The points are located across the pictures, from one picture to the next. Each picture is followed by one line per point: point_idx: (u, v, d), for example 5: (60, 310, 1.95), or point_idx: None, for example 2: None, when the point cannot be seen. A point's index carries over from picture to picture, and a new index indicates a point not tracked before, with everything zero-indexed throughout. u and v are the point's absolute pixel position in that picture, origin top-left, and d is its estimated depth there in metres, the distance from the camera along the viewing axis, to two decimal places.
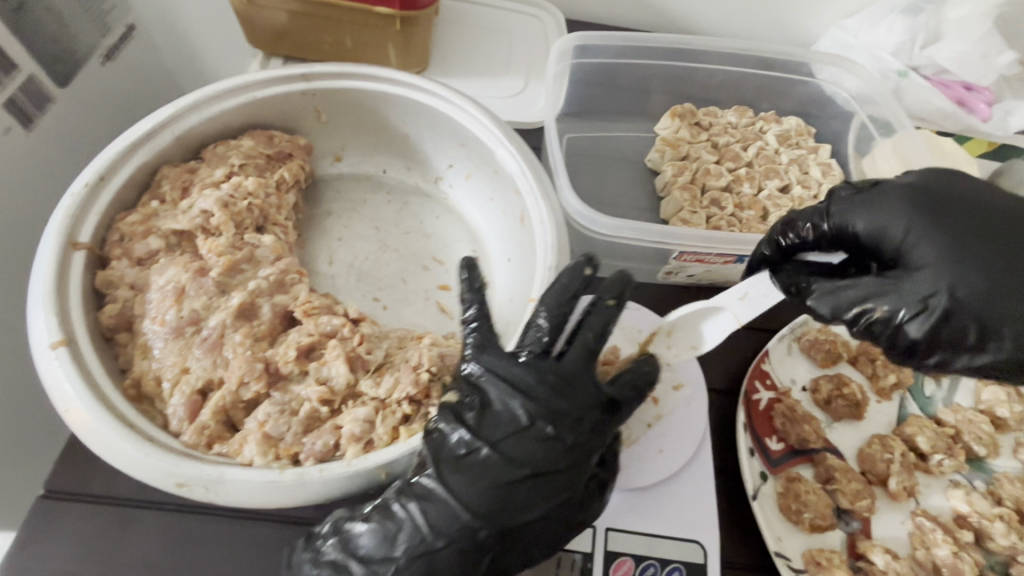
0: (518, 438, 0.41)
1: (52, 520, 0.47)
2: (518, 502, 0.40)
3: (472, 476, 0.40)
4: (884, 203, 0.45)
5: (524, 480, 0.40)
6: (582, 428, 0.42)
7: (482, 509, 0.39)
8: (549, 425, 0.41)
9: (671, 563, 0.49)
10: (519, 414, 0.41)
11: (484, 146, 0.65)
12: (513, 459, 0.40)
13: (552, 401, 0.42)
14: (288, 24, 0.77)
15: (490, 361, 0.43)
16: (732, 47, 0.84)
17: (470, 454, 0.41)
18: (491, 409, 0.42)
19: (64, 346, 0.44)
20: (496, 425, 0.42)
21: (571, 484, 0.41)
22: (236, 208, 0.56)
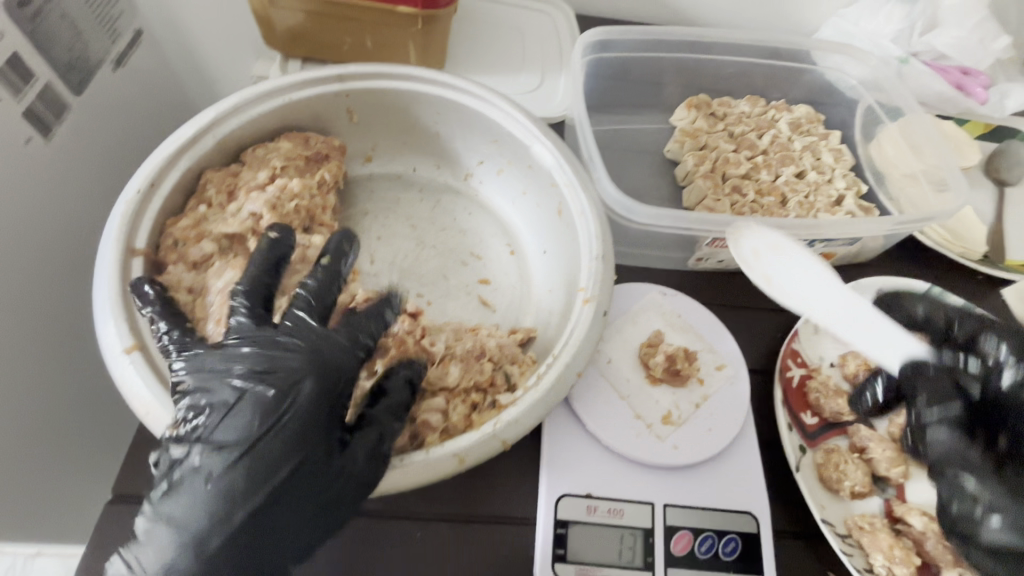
0: (232, 419, 0.39)
1: (128, 521, 0.48)
2: (242, 484, 0.38)
3: (185, 487, 0.38)
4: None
5: (218, 480, 0.38)
6: (290, 385, 0.40)
7: (208, 521, 0.37)
8: (266, 388, 0.40)
9: (728, 533, 0.51)
10: (230, 391, 0.40)
11: (517, 142, 0.66)
12: (218, 452, 0.39)
13: (247, 361, 0.41)
14: (307, 25, 0.77)
15: (196, 356, 0.42)
16: (742, 39, 0.86)
17: (184, 464, 0.39)
18: (203, 401, 0.40)
19: (137, 350, 0.44)
20: (211, 425, 0.39)
21: (288, 452, 0.39)
22: (284, 210, 0.57)
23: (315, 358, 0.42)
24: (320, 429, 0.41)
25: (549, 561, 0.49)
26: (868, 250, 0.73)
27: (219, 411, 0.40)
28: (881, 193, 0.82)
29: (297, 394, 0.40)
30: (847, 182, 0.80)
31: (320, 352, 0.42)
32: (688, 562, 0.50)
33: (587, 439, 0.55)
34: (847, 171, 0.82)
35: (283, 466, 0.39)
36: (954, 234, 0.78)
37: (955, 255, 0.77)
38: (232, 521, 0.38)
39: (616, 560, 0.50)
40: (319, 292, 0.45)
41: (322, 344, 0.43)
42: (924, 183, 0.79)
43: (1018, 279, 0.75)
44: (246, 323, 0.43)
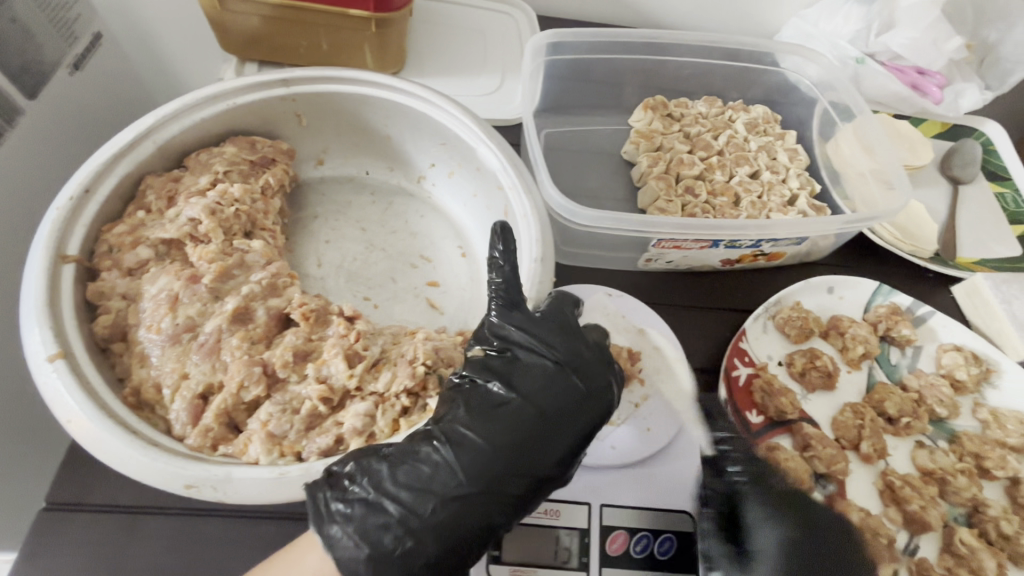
0: (547, 382, 0.46)
1: (60, 530, 0.48)
2: (531, 447, 0.43)
3: (481, 428, 0.43)
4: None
5: (540, 429, 0.44)
6: (589, 383, 0.47)
7: (485, 457, 0.42)
8: (574, 373, 0.47)
9: (663, 532, 0.52)
10: (543, 364, 0.46)
11: (465, 145, 0.66)
12: (522, 402, 0.45)
13: (562, 341, 0.48)
14: (262, 29, 0.77)
15: (518, 315, 0.48)
16: (699, 40, 0.87)
17: (487, 407, 0.45)
18: (514, 357, 0.47)
19: (62, 358, 0.44)
20: (519, 376, 0.46)
21: (578, 424, 0.45)
22: (223, 215, 0.56)
23: (592, 361, 0.48)
24: (597, 410, 0.46)
25: (484, 562, 0.49)
26: (817, 249, 0.74)
27: (538, 375, 0.46)
28: (837, 194, 0.83)
29: (593, 377, 0.47)
30: (800, 182, 0.81)
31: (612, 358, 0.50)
32: (623, 562, 0.50)
33: None
34: (802, 171, 0.83)
35: (581, 434, 0.45)
36: (906, 232, 0.79)
37: (905, 253, 0.77)
38: (526, 463, 0.43)
39: (551, 560, 0.50)
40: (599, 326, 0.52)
41: (608, 359, 0.49)
42: (873, 182, 0.79)
43: (966, 276, 0.76)
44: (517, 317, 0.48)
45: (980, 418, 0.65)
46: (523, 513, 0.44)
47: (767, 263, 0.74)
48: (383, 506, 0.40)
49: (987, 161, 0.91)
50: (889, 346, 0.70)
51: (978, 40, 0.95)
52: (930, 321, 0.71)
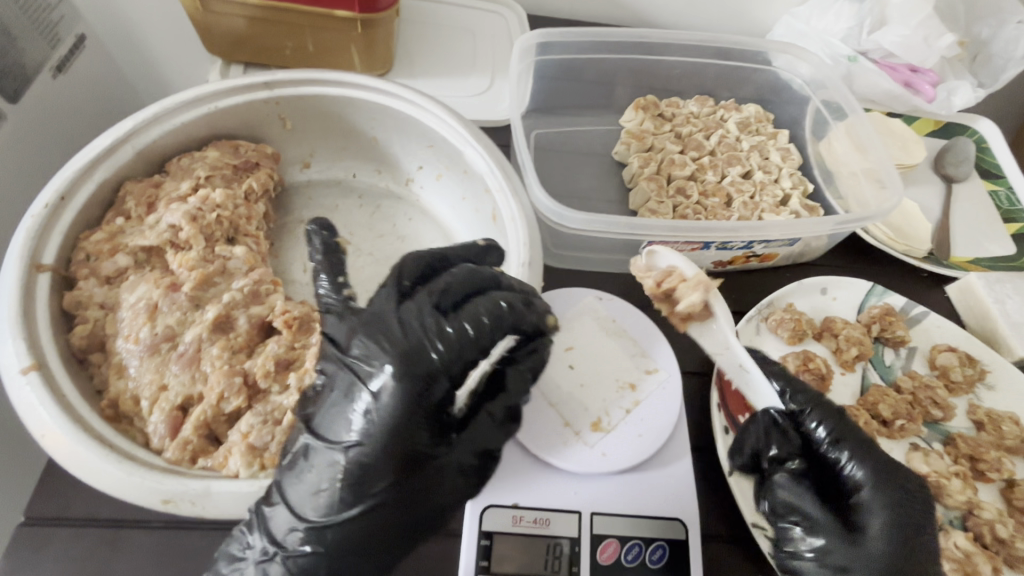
0: (374, 399, 0.40)
1: (37, 546, 0.47)
2: (367, 474, 0.39)
3: (303, 475, 0.40)
4: (880, 479, 0.47)
5: (349, 465, 0.39)
6: (406, 375, 0.39)
7: (307, 511, 0.39)
8: (390, 375, 0.40)
9: (655, 541, 0.51)
10: (365, 376, 0.41)
11: (451, 147, 0.65)
12: (331, 439, 0.40)
13: (366, 346, 0.41)
14: (247, 30, 0.75)
15: (336, 329, 0.44)
16: (690, 39, 0.86)
17: (302, 447, 0.41)
18: (330, 379, 0.43)
19: (35, 371, 0.43)
20: (327, 408, 0.41)
21: (415, 425, 0.39)
22: (205, 221, 0.55)
23: (415, 349, 0.40)
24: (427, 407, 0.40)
25: (473, 573, 0.48)
26: (811, 250, 0.73)
27: (349, 396, 0.41)
28: (830, 193, 0.83)
29: (420, 370, 0.40)
30: (793, 181, 0.80)
31: (432, 334, 0.41)
32: (613, 570, 0.50)
33: (515, 448, 0.54)
34: (794, 170, 0.82)
35: (416, 441, 0.40)
36: (899, 231, 0.78)
37: (899, 253, 0.77)
38: (357, 499, 0.39)
39: (541, 570, 0.49)
40: (455, 282, 0.44)
41: (433, 335, 0.41)
42: (866, 181, 0.79)
43: (959, 276, 0.76)
44: (382, 295, 0.44)
45: (975, 419, 0.64)
46: (397, 540, 0.41)
47: (760, 264, 0.73)
48: (253, 566, 0.40)
49: (981, 159, 0.91)
50: (883, 347, 0.69)
51: (970, 37, 0.94)
52: (924, 321, 0.70)
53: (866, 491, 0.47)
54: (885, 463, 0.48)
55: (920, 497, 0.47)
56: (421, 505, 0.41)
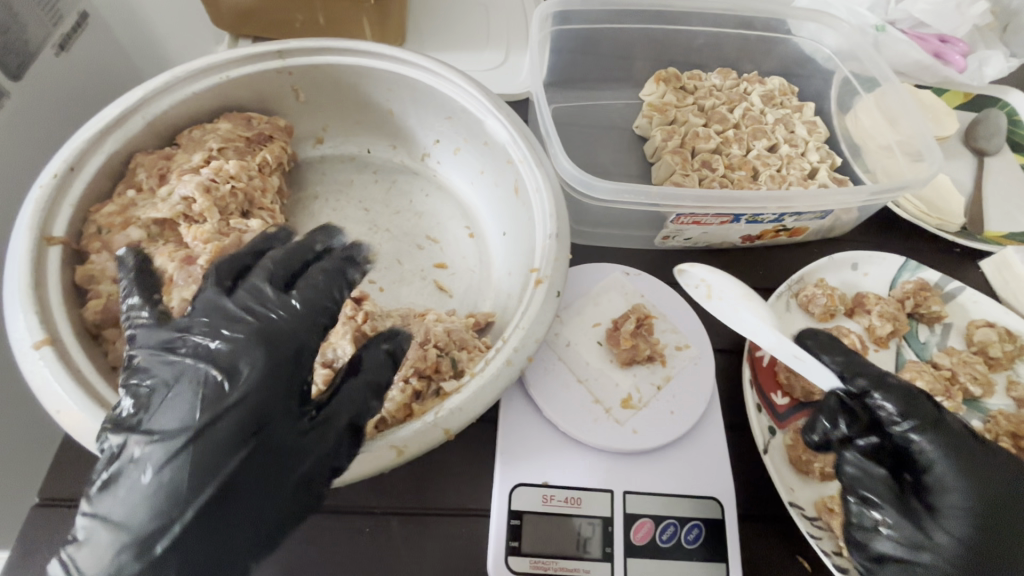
0: (243, 382, 0.35)
1: (54, 526, 0.45)
2: (227, 465, 0.33)
3: (128, 483, 0.32)
4: (969, 465, 0.45)
5: (196, 452, 0.33)
6: (263, 347, 0.36)
7: (144, 511, 0.31)
8: (241, 360, 0.35)
9: (691, 520, 0.49)
10: (199, 366, 0.35)
11: (471, 117, 0.63)
12: (179, 424, 0.33)
13: (208, 332, 0.36)
14: (254, 2, 0.72)
15: (146, 334, 0.37)
16: (712, 8, 0.83)
17: (127, 456, 0.33)
18: (154, 381, 0.35)
19: (49, 345, 0.41)
20: (157, 401, 0.34)
21: (274, 407, 0.35)
22: (218, 193, 0.53)
23: (272, 329, 0.37)
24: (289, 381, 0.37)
25: (504, 556, 0.46)
26: (841, 224, 0.71)
27: (182, 384, 0.35)
28: (858, 167, 0.80)
29: (282, 354, 0.37)
30: (820, 155, 0.78)
31: (267, 314, 0.38)
32: (650, 553, 0.48)
33: (542, 425, 0.53)
34: (821, 143, 0.79)
35: (277, 427, 0.36)
36: (932, 205, 0.76)
37: (932, 227, 0.74)
38: (198, 499, 0.32)
39: (573, 551, 0.47)
40: (282, 261, 0.41)
41: (273, 306, 0.38)
42: (898, 154, 0.76)
43: (995, 250, 0.73)
44: (207, 291, 0.39)
45: (1015, 396, 0.62)
46: (257, 542, 0.34)
47: (789, 239, 0.70)
48: None
49: (1013, 132, 0.87)
50: (917, 324, 0.67)
51: (1001, 6, 0.90)
52: (960, 297, 0.68)
53: (946, 470, 0.45)
54: (980, 454, 0.45)
55: (1015, 490, 0.44)
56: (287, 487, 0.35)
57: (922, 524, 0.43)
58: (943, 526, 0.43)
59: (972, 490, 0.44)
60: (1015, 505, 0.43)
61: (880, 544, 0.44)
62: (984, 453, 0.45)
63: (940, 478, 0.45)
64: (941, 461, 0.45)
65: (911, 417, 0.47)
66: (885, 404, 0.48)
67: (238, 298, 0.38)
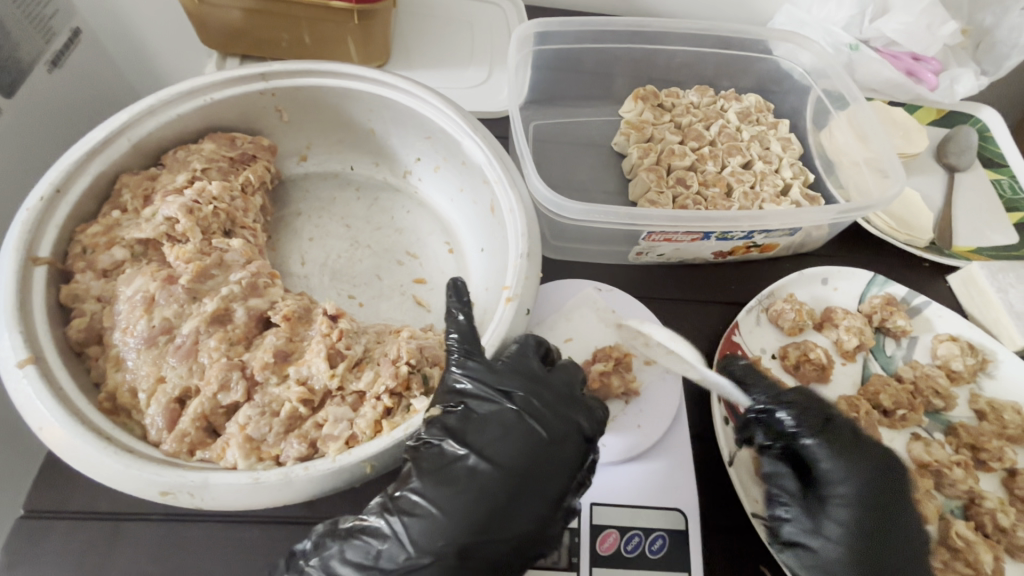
0: (503, 436, 0.42)
1: (38, 537, 0.47)
2: (506, 505, 0.40)
3: (456, 486, 0.40)
4: (851, 460, 0.49)
5: (480, 487, 0.40)
6: (565, 435, 0.44)
7: (451, 524, 0.39)
8: (532, 421, 0.43)
9: (655, 531, 0.51)
10: (517, 413, 0.43)
11: (449, 137, 0.65)
12: (489, 462, 0.41)
13: (531, 398, 0.44)
14: (242, 22, 0.74)
15: (475, 367, 0.45)
16: (689, 28, 0.85)
17: (457, 466, 0.41)
18: (474, 410, 0.44)
19: (32, 364, 0.43)
20: (482, 432, 0.42)
21: (558, 464, 0.42)
22: (201, 214, 0.55)
23: (569, 421, 0.44)
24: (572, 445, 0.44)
25: None
26: (812, 239, 0.73)
27: (503, 432, 0.42)
28: (831, 183, 0.82)
29: (554, 424, 0.44)
30: (793, 172, 0.80)
31: (583, 399, 0.47)
32: (613, 561, 0.49)
33: None
34: (795, 160, 0.81)
35: (549, 500, 0.41)
36: (901, 221, 0.78)
37: (900, 243, 0.76)
38: (475, 531, 0.39)
39: (539, 561, 0.49)
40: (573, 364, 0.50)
41: (578, 408, 0.46)
42: (868, 171, 0.78)
43: (962, 266, 0.75)
44: (524, 350, 0.48)
45: (976, 408, 0.64)
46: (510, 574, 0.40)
47: (760, 254, 0.72)
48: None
49: (984, 148, 0.90)
50: (884, 337, 0.69)
51: (974, 25, 0.93)
52: (926, 311, 0.70)
53: (833, 467, 0.49)
54: (861, 446, 0.50)
55: (890, 479, 0.49)
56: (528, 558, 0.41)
57: (821, 522, 0.48)
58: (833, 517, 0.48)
59: (854, 481, 0.48)
60: (891, 487, 0.48)
61: (787, 533, 0.49)
62: (864, 448, 0.49)
63: (827, 474, 0.49)
64: (826, 461, 0.50)
65: (802, 425, 0.51)
66: (782, 416, 0.51)
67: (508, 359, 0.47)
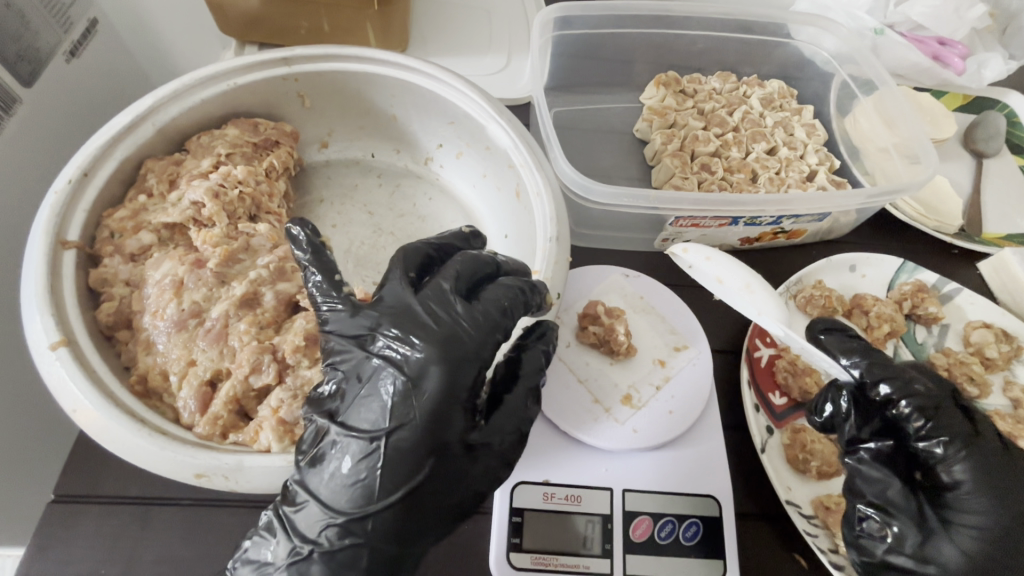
0: (376, 396, 0.39)
1: (70, 522, 0.47)
2: (400, 460, 0.38)
3: (329, 469, 0.39)
4: (1003, 490, 0.44)
5: (387, 454, 0.38)
6: (444, 360, 0.39)
7: (352, 494, 0.38)
8: (405, 362, 0.39)
9: (689, 518, 0.50)
10: (388, 366, 0.39)
11: (473, 122, 0.64)
12: (364, 431, 0.38)
13: (397, 337, 0.40)
14: (261, 9, 0.73)
15: (337, 323, 0.42)
16: (712, 12, 0.83)
17: (329, 441, 0.39)
18: (351, 372, 0.41)
19: (64, 346, 0.42)
20: (355, 401, 0.40)
21: (447, 402, 0.39)
22: (227, 198, 0.54)
23: (450, 336, 0.40)
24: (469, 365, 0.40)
25: (505, 551, 0.48)
26: (839, 226, 0.72)
27: (375, 383, 0.40)
28: (857, 169, 0.81)
29: (425, 359, 0.39)
30: (819, 157, 0.79)
31: (465, 312, 0.41)
32: (647, 549, 0.49)
33: (541, 423, 0.54)
34: (820, 146, 0.80)
35: (444, 439, 0.39)
36: (930, 207, 0.76)
37: (929, 229, 0.75)
38: (379, 495, 0.37)
39: (573, 548, 0.48)
40: (465, 268, 0.44)
41: (463, 318, 0.41)
42: (896, 156, 0.76)
43: (994, 252, 0.73)
44: (395, 282, 0.43)
45: (1011, 396, 0.63)
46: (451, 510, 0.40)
47: (787, 240, 0.71)
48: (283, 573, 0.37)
49: (1012, 134, 0.88)
50: (914, 325, 0.68)
51: (1000, 9, 0.91)
52: (958, 299, 0.69)
53: (974, 492, 0.45)
54: (1012, 474, 0.45)
55: None
56: (457, 492, 0.40)
57: (934, 535, 0.44)
58: (956, 542, 0.44)
59: (994, 516, 0.44)
60: None
61: (884, 552, 0.45)
62: (1008, 484, 0.45)
63: (965, 496, 0.45)
64: (962, 481, 0.45)
65: (938, 431, 0.47)
66: (904, 407, 0.48)
67: (381, 293, 0.43)
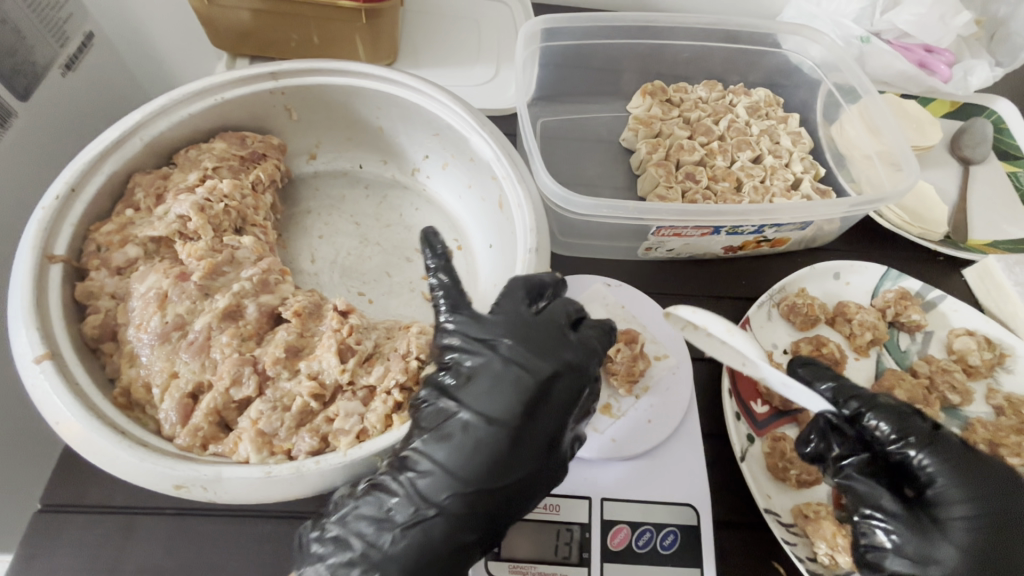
0: (498, 386, 0.43)
1: (54, 530, 0.47)
2: (524, 444, 0.42)
3: (456, 445, 0.41)
4: (974, 477, 0.46)
5: (513, 437, 0.41)
6: (564, 370, 0.44)
7: (477, 469, 0.41)
8: (528, 362, 0.43)
9: (666, 527, 0.50)
10: (510, 363, 0.43)
11: (458, 135, 0.65)
12: (488, 415, 0.42)
13: (523, 344, 0.44)
14: (252, 23, 0.74)
15: (463, 322, 0.46)
16: (698, 22, 0.84)
17: (456, 423, 0.42)
18: (468, 367, 0.44)
19: (49, 359, 0.43)
20: (475, 390, 0.43)
21: (560, 407, 0.43)
22: (213, 212, 0.55)
23: (568, 351, 0.45)
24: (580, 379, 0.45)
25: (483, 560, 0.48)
26: (823, 234, 0.72)
27: (500, 376, 0.43)
28: (843, 177, 0.81)
29: (543, 367, 0.43)
30: (804, 165, 0.79)
31: (575, 339, 0.46)
32: (625, 558, 0.49)
33: None
34: (805, 154, 0.81)
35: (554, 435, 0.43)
36: (915, 214, 0.76)
37: (914, 236, 0.75)
38: (501, 470, 0.41)
39: (551, 556, 0.49)
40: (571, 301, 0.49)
41: (573, 342, 0.46)
42: (881, 164, 0.77)
43: (978, 259, 0.74)
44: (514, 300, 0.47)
45: (994, 404, 0.63)
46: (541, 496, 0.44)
47: (771, 248, 0.71)
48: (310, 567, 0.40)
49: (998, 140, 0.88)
50: (898, 332, 0.68)
51: (988, 15, 0.91)
52: (941, 306, 0.69)
53: (949, 485, 0.46)
54: (977, 463, 0.47)
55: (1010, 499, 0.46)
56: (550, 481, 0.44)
57: (930, 537, 0.45)
58: (951, 539, 0.44)
59: (976, 506, 0.45)
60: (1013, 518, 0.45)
61: (890, 565, 0.45)
62: (976, 471, 0.46)
63: (944, 491, 0.46)
64: (936, 479, 0.47)
65: (911, 434, 0.49)
66: (877, 422, 0.50)
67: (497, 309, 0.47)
